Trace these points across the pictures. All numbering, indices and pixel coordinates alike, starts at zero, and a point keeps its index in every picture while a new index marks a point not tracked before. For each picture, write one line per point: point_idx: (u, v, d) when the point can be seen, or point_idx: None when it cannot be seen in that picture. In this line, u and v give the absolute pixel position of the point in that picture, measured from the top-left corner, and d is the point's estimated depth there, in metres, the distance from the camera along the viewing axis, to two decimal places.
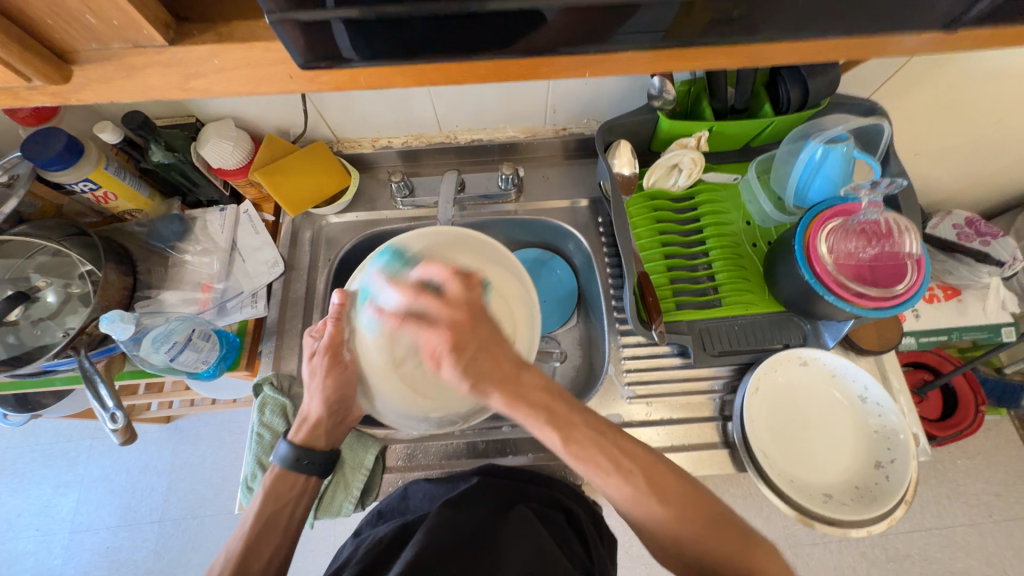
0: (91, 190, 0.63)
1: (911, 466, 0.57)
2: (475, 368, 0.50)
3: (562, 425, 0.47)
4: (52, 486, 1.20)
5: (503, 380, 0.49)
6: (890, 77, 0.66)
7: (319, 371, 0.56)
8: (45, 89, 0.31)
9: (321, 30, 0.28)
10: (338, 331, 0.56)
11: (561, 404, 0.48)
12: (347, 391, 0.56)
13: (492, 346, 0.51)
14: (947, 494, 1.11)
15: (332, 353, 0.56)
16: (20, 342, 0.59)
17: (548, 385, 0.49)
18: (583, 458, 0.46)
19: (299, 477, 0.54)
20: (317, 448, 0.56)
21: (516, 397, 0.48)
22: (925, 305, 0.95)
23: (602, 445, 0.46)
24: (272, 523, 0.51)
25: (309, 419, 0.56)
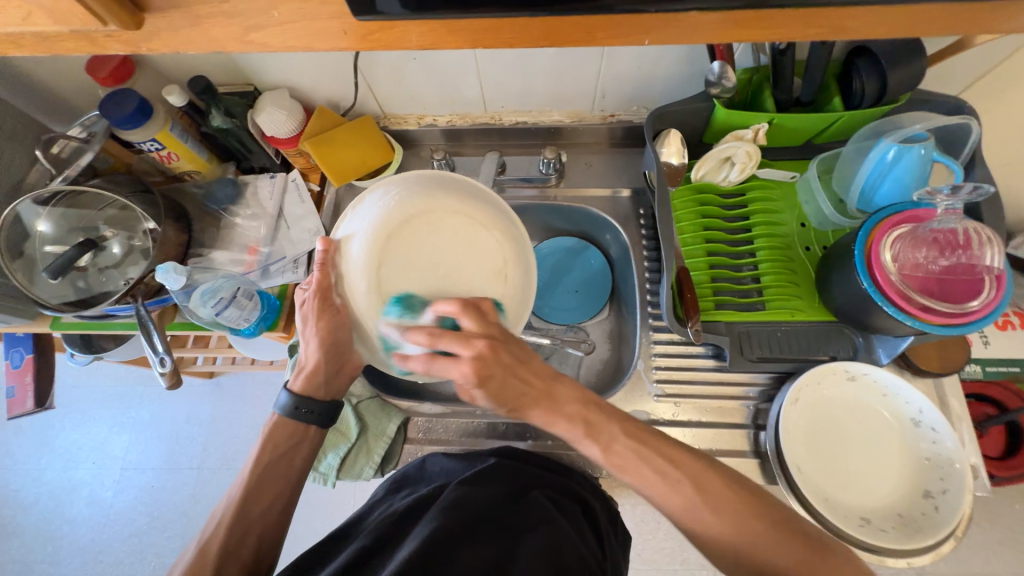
0: (157, 150, 0.67)
1: (965, 499, 0.53)
2: (505, 394, 0.46)
3: (602, 438, 0.47)
4: (108, 425, 1.31)
5: (539, 398, 0.47)
6: (983, 73, 0.60)
7: (310, 316, 0.52)
8: (119, 36, 0.32)
9: None
10: (325, 277, 0.51)
11: (597, 411, 0.48)
12: (342, 337, 0.53)
13: (521, 366, 0.47)
14: (1001, 540, 1.02)
15: (322, 297, 0.51)
16: (89, 287, 0.64)
17: (585, 396, 0.48)
18: (624, 467, 0.46)
19: (298, 427, 0.55)
20: (316, 399, 0.55)
21: (554, 414, 0.47)
22: (997, 331, 0.87)
23: (644, 456, 0.46)
24: (269, 471, 0.53)
25: (307, 368, 0.55)
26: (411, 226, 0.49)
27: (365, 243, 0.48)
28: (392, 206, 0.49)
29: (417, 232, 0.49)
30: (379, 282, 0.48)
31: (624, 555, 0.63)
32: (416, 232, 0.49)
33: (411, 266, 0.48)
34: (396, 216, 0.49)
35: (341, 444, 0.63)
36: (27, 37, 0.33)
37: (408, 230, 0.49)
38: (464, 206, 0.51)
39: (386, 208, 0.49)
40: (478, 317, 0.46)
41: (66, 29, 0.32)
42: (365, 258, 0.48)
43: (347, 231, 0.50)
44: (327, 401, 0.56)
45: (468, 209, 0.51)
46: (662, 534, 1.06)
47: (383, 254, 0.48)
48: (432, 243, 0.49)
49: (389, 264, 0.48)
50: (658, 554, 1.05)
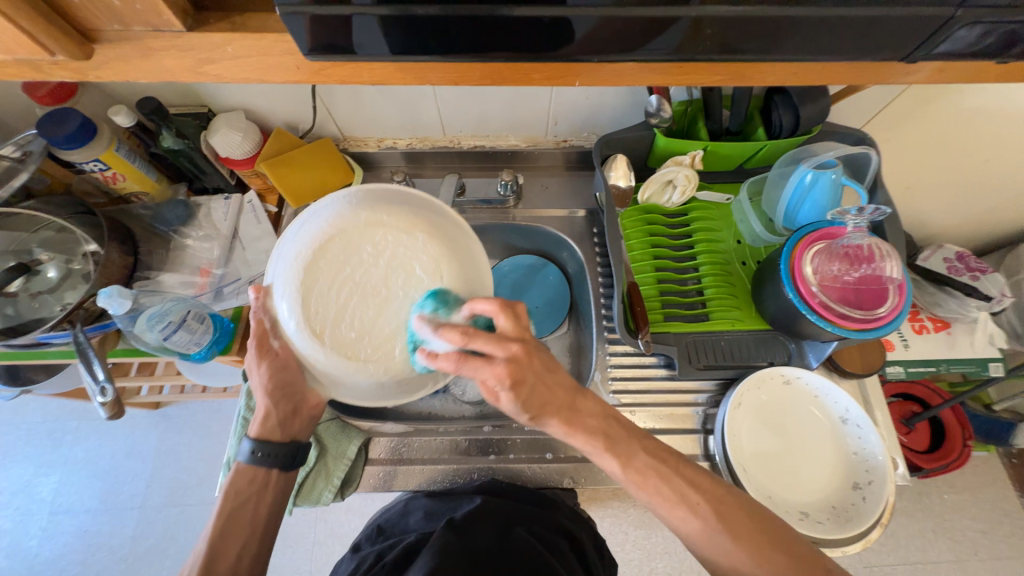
0: (100, 170, 0.65)
1: (887, 489, 0.58)
2: (534, 400, 0.46)
3: (622, 451, 0.48)
4: (34, 466, 1.20)
5: (561, 408, 0.48)
6: (882, 109, 0.69)
7: (253, 362, 0.53)
8: (67, 64, 0.32)
9: (339, 26, 0.29)
10: (260, 320, 0.51)
11: (619, 429, 0.49)
12: (288, 378, 0.53)
13: (550, 373, 0.47)
14: (933, 529, 1.11)
15: (259, 342, 0.52)
16: (18, 313, 0.60)
17: (603, 410, 0.50)
18: (642, 485, 0.47)
19: (258, 472, 0.53)
20: (273, 441, 0.54)
21: (573, 425, 0.48)
22: (914, 334, 0.97)
23: (664, 474, 0.47)
24: (236, 518, 0.51)
25: (260, 414, 0.54)
26: (329, 250, 0.48)
27: (286, 281, 0.48)
28: (308, 236, 0.49)
29: (337, 256, 0.48)
30: (308, 318, 0.47)
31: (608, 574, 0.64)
32: (336, 256, 0.48)
33: (339, 290, 0.48)
34: (311, 245, 0.48)
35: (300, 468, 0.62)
36: None
37: (328, 255, 0.48)
38: (385, 218, 0.50)
39: (303, 241, 0.49)
40: (514, 319, 0.46)
41: (10, 56, 0.31)
42: (290, 295, 0.48)
43: (272, 272, 0.50)
44: (287, 442, 0.55)
45: (388, 219, 0.50)
46: (629, 545, 1.07)
47: (307, 285, 0.48)
48: (355, 265, 0.48)
49: (316, 295, 0.48)
50: (626, 566, 1.06)
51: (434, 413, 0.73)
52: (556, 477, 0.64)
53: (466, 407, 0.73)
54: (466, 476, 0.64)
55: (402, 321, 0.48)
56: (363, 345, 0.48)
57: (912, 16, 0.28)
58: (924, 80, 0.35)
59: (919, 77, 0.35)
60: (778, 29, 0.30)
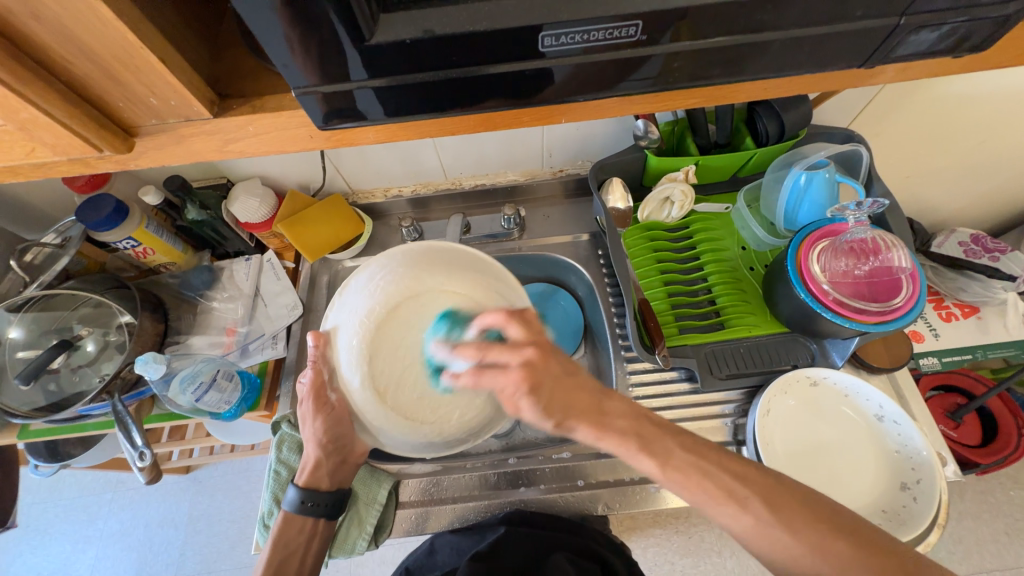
0: (133, 247, 0.70)
1: (939, 486, 0.55)
2: (558, 404, 0.47)
3: (659, 451, 0.46)
4: (72, 542, 1.21)
5: (586, 411, 0.48)
6: (865, 106, 0.71)
7: (309, 414, 0.58)
8: (112, 157, 0.36)
9: (346, 97, 0.32)
10: (320, 373, 0.55)
11: (650, 424, 0.48)
12: (339, 431, 0.58)
13: (568, 376, 0.48)
14: (1005, 530, 1.03)
15: (317, 397, 0.57)
16: (60, 389, 0.63)
17: (631, 411, 0.49)
18: (686, 486, 0.45)
19: (307, 521, 0.58)
20: (321, 490, 0.58)
21: (604, 428, 0.47)
22: (942, 323, 0.94)
23: (706, 470, 0.45)
24: (285, 566, 0.55)
25: (309, 463, 0.59)
26: (401, 312, 0.52)
27: (355, 336, 0.50)
28: (379, 295, 0.52)
29: (408, 318, 0.52)
30: (371, 377, 0.50)
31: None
32: (404, 319, 0.52)
33: (407, 351, 0.51)
34: (381, 306, 0.51)
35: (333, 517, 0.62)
36: (26, 166, 0.37)
37: (396, 318, 0.51)
38: (454, 284, 0.54)
39: (373, 298, 0.51)
40: (526, 326, 0.49)
41: (63, 157, 0.35)
42: (356, 353, 0.50)
43: (333, 321, 0.52)
44: (333, 490, 0.59)
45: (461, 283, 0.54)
46: None
47: (375, 342, 0.50)
48: (422, 328, 0.52)
49: (383, 352, 0.50)
50: None
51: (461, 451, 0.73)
52: (590, 504, 0.63)
53: (492, 441, 0.73)
54: (496, 511, 0.63)
55: (461, 387, 0.51)
56: (421, 408, 0.50)
57: (862, 28, 0.30)
58: (896, 79, 0.37)
59: (890, 77, 0.37)
60: (745, 51, 0.32)
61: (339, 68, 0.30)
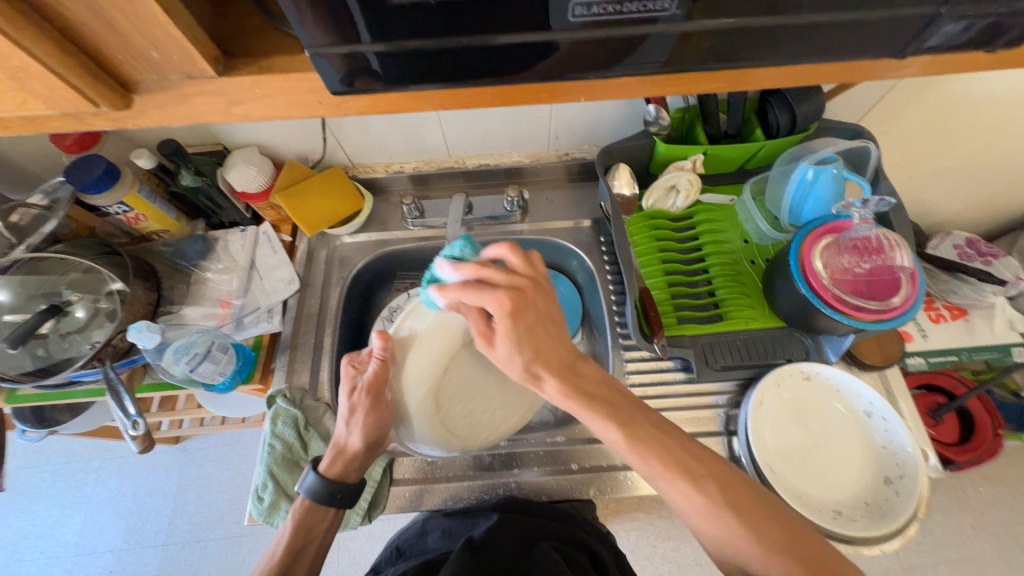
0: (124, 212, 0.68)
1: (920, 481, 0.57)
2: (531, 339, 0.45)
3: (625, 420, 0.46)
4: (59, 508, 1.21)
5: (561, 366, 0.47)
6: (877, 103, 0.70)
7: (359, 408, 0.56)
8: (109, 113, 0.35)
9: (357, 60, 0.31)
10: (383, 371, 0.55)
11: (620, 396, 0.48)
12: (382, 430, 0.57)
13: (550, 320, 0.47)
14: (972, 524, 1.07)
15: (374, 391, 0.55)
16: (49, 354, 0.62)
17: (602, 377, 0.49)
18: (644, 456, 0.45)
19: (328, 510, 0.57)
20: (348, 483, 0.57)
21: (575, 388, 0.46)
22: (931, 324, 0.96)
23: (665, 444, 0.45)
24: (302, 553, 0.55)
25: (344, 454, 0.57)
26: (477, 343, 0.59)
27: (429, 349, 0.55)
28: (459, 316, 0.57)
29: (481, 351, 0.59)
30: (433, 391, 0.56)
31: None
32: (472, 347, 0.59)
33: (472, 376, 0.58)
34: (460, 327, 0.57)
35: None
36: (17, 119, 0.35)
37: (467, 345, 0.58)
38: None
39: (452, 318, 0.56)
40: (511, 265, 0.46)
41: (57, 111, 0.34)
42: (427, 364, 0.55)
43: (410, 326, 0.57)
44: (358, 483, 0.58)
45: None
46: (658, 558, 1.05)
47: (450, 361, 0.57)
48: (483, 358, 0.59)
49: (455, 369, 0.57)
50: None
51: None
52: (580, 489, 0.63)
53: None
54: (490, 492, 0.64)
55: (496, 413, 0.59)
56: (462, 424, 0.57)
57: (897, 17, 0.30)
58: (923, 71, 0.36)
59: (918, 70, 0.36)
60: (777, 33, 0.31)
61: (354, 30, 0.29)
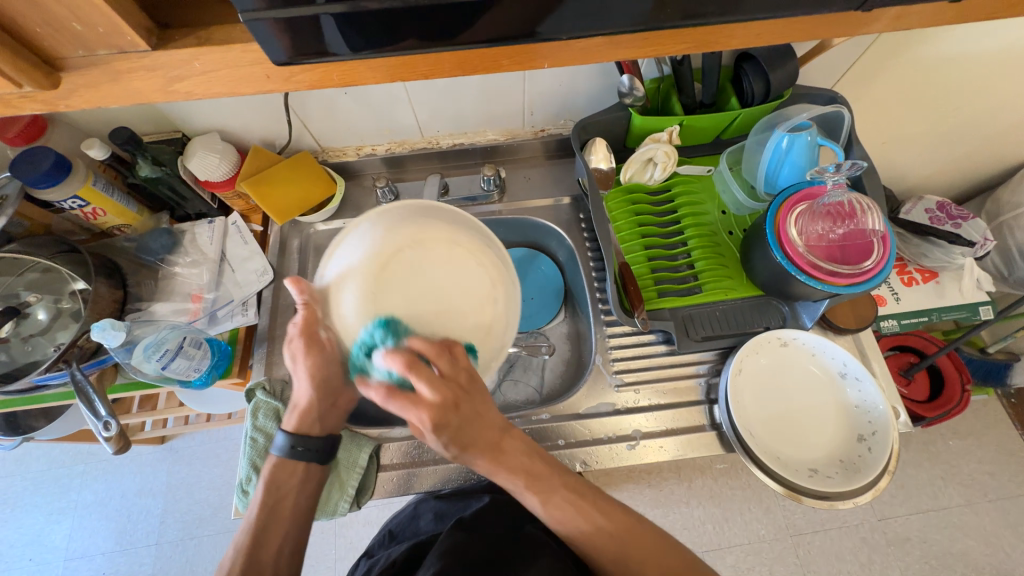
0: (80, 207, 0.64)
1: (891, 437, 0.59)
2: (460, 437, 0.45)
3: (545, 489, 0.49)
4: (45, 514, 1.18)
5: (487, 447, 0.47)
6: (850, 66, 0.70)
7: (298, 354, 0.50)
8: (37, 95, 0.32)
9: (299, 26, 0.29)
10: (313, 311, 0.48)
11: (541, 462, 0.50)
12: (333, 369, 0.51)
13: (479, 415, 0.45)
14: (942, 475, 1.13)
15: (308, 333, 0.49)
16: (12, 359, 0.60)
17: (530, 449, 0.50)
18: (561, 517, 0.49)
19: (297, 465, 0.55)
20: (311, 435, 0.55)
21: (500, 465, 0.48)
22: (903, 287, 0.98)
23: (582, 506, 0.49)
24: (278, 508, 0.53)
25: (301, 405, 0.54)
26: (403, 255, 0.46)
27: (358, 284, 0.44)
28: (380, 245, 0.46)
29: (413, 262, 0.45)
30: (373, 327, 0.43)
31: None
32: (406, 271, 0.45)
33: (409, 289, 0.44)
34: (386, 251, 0.45)
35: None
36: None
37: (399, 268, 0.45)
38: (452, 235, 0.48)
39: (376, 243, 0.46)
40: (434, 382, 0.41)
41: None
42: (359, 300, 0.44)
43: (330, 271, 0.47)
44: (324, 435, 0.56)
45: (442, 235, 0.48)
46: None
47: (378, 285, 0.44)
48: (428, 275, 0.45)
49: (388, 289, 0.44)
50: None
51: None
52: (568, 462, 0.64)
53: None
54: (479, 473, 0.64)
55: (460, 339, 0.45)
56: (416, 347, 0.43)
57: None
58: (888, 26, 0.36)
59: (883, 25, 0.36)
60: None
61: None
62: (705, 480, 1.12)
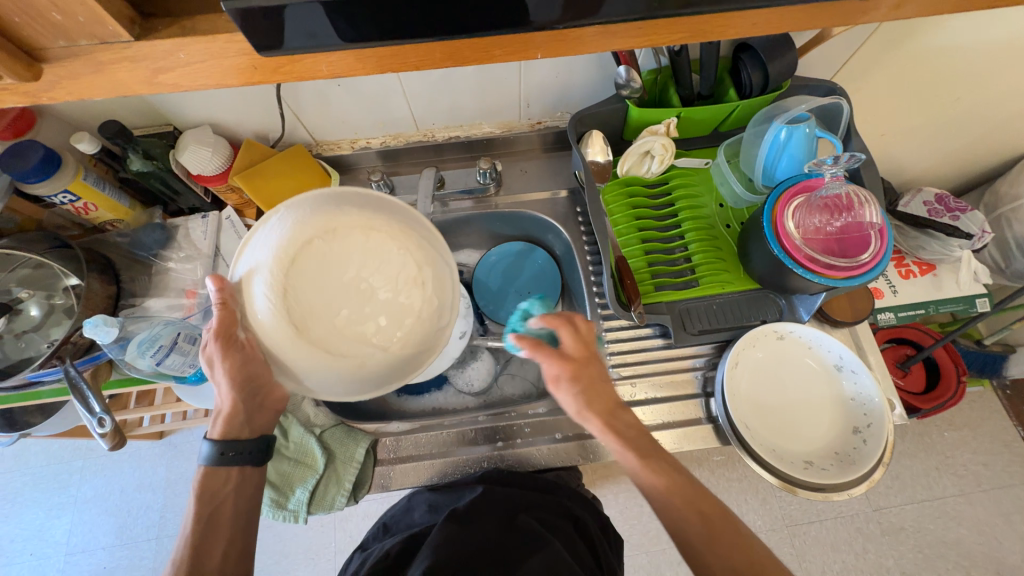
0: (70, 202, 0.63)
1: (886, 429, 0.59)
2: (588, 394, 0.50)
3: (651, 457, 0.49)
4: (44, 509, 1.19)
5: (604, 410, 0.50)
6: (850, 57, 0.69)
7: (216, 358, 0.48)
8: (18, 87, 0.31)
9: (277, 16, 0.28)
10: (231, 314, 0.46)
11: (647, 440, 0.51)
12: (253, 370, 0.50)
13: (600, 378, 0.51)
14: (936, 466, 1.14)
15: (223, 336, 0.47)
16: (6, 355, 0.59)
17: (638, 423, 0.52)
18: (665, 490, 0.47)
19: (230, 472, 0.51)
20: (241, 439, 0.52)
21: (613, 428, 0.50)
22: (900, 280, 0.98)
23: (680, 478, 0.48)
24: (217, 515, 0.50)
25: (224, 410, 0.51)
26: (316, 247, 0.44)
27: (268, 276, 0.43)
28: (289, 234, 0.44)
29: (325, 253, 0.44)
30: (290, 317, 0.42)
31: (618, 555, 0.66)
32: (321, 260, 0.44)
33: (326, 279, 0.44)
34: (292, 242, 0.43)
35: (310, 476, 0.62)
36: None
37: (314, 258, 0.44)
38: (369, 220, 0.47)
39: (284, 234, 0.44)
40: (577, 336, 0.52)
41: None
42: (271, 293, 0.42)
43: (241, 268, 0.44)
44: (256, 437, 0.53)
45: (354, 223, 0.46)
46: (646, 517, 1.09)
47: (291, 280, 0.43)
48: (344, 263, 0.45)
49: (304, 281, 0.43)
50: (645, 538, 1.08)
51: (438, 408, 0.76)
52: (565, 457, 0.65)
53: (468, 398, 0.76)
54: (475, 465, 0.65)
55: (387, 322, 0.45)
56: (341, 338, 0.44)
57: None
58: (883, 17, 0.35)
59: (875, 17, 0.35)
60: None
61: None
62: (701, 472, 1.13)
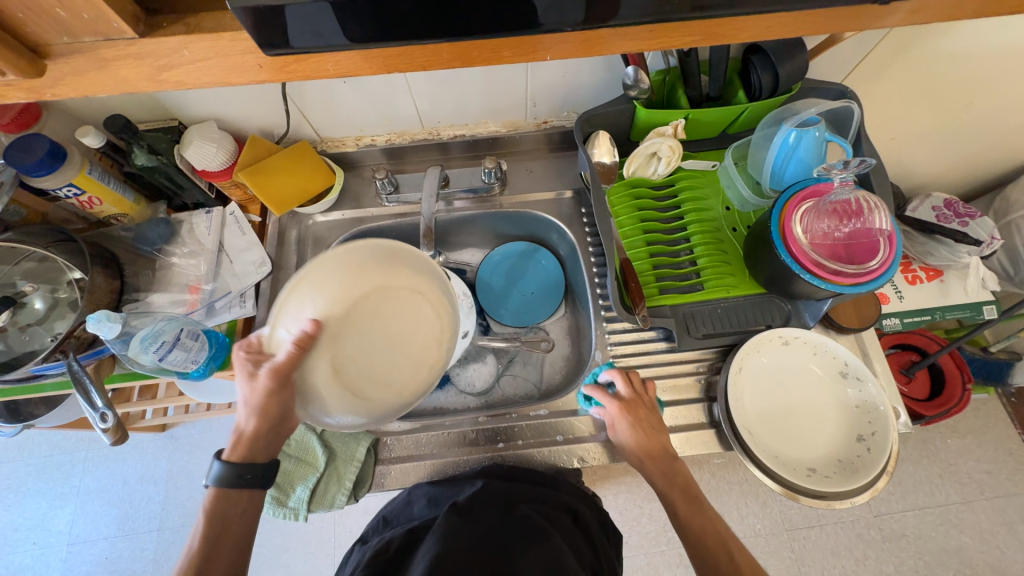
0: (75, 195, 0.63)
1: (890, 437, 0.59)
2: (642, 438, 0.57)
3: (691, 505, 0.55)
4: (48, 499, 1.20)
5: (658, 455, 0.57)
6: (861, 60, 0.68)
7: (259, 390, 0.46)
8: (21, 84, 0.31)
9: (283, 16, 0.28)
10: (294, 357, 0.45)
11: (692, 490, 0.56)
12: (289, 410, 0.48)
13: (653, 427, 0.58)
14: (939, 473, 1.13)
15: (280, 375, 0.45)
16: (9, 347, 0.59)
17: (687, 475, 0.57)
18: (702, 536, 0.53)
19: (243, 493, 0.50)
20: (260, 463, 0.50)
21: (662, 473, 0.56)
22: (907, 285, 0.97)
23: (715, 530, 0.53)
24: (223, 537, 0.48)
25: (244, 435, 0.50)
26: (366, 295, 0.49)
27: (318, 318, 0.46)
28: (347, 283, 0.48)
29: (373, 302, 0.49)
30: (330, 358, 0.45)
31: (616, 551, 0.66)
32: (367, 308, 0.48)
33: (368, 326, 0.48)
34: (348, 289, 0.48)
35: (311, 474, 0.62)
36: None
37: (361, 304, 0.48)
38: (413, 277, 0.52)
39: (343, 281, 0.48)
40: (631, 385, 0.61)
41: None
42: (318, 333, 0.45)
43: (291, 310, 0.47)
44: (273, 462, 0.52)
45: (400, 278, 0.51)
46: (645, 519, 1.09)
47: (338, 323, 0.46)
48: (386, 314, 0.49)
49: (349, 325, 0.47)
50: (644, 539, 1.08)
51: (439, 408, 0.76)
52: (566, 459, 0.65)
53: (470, 398, 0.76)
54: (476, 465, 0.65)
55: (407, 370, 0.49)
56: (368, 381, 0.47)
57: None
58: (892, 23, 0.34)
59: (884, 23, 0.34)
60: None
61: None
62: (701, 475, 1.12)
